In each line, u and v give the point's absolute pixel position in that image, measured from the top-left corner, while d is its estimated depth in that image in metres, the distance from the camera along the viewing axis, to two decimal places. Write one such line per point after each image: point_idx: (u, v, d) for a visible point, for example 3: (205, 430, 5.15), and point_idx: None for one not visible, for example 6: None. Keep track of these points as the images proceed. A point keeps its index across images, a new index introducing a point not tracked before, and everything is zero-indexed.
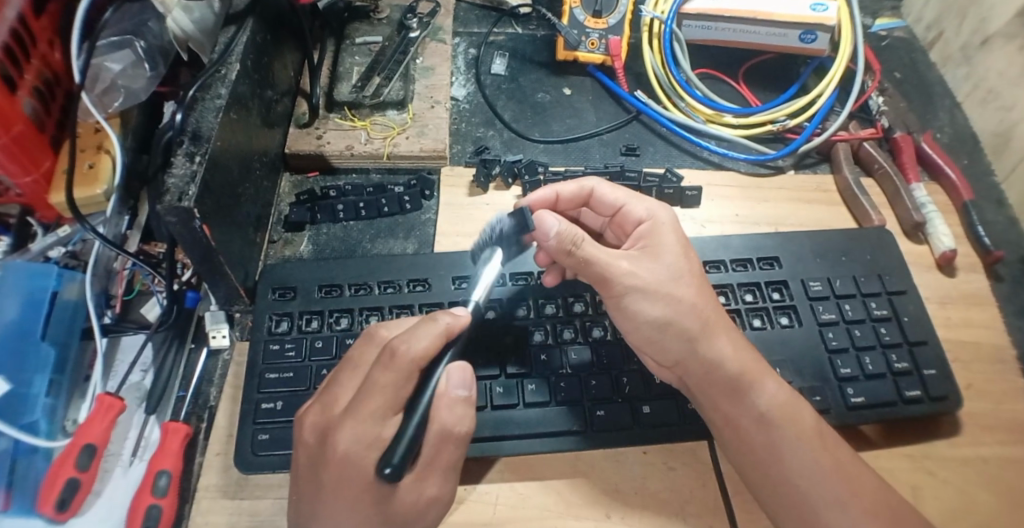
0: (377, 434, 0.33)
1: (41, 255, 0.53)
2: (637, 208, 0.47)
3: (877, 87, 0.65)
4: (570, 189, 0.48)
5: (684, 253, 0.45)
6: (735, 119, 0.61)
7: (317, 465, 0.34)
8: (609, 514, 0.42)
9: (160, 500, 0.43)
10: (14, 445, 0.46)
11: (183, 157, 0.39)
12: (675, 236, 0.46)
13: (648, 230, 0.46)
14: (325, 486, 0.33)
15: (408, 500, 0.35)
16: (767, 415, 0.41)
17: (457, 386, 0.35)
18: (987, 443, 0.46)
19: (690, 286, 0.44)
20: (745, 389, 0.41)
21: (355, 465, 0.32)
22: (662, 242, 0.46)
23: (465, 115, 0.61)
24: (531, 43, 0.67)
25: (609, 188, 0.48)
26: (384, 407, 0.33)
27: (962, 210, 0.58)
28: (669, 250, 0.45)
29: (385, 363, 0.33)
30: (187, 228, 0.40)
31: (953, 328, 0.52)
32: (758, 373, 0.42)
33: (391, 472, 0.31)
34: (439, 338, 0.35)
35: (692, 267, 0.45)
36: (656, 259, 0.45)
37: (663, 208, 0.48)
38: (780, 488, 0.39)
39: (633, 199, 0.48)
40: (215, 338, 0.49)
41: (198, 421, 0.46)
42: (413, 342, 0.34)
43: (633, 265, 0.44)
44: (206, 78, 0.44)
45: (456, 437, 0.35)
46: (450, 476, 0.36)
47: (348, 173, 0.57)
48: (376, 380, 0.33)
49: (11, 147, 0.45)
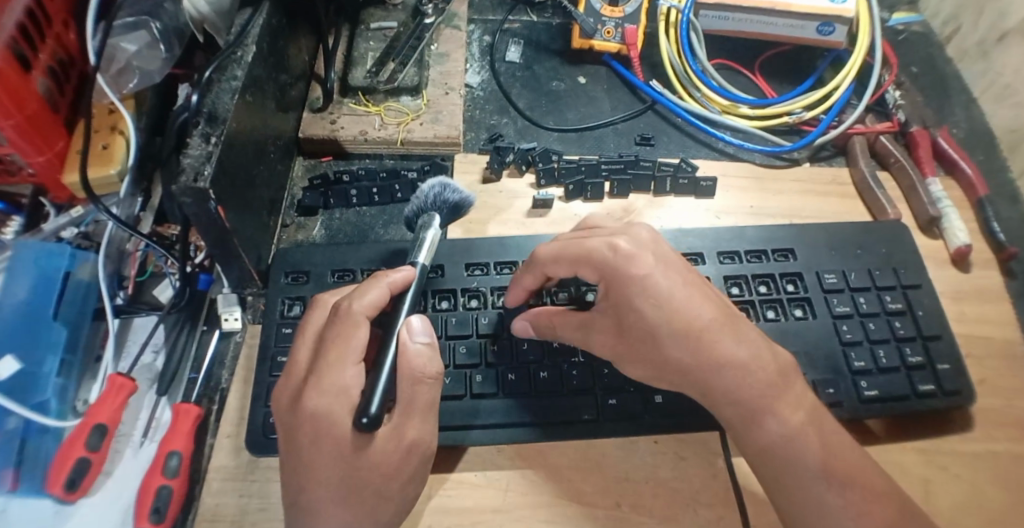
0: (340, 385, 0.36)
1: (54, 235, 0.53)
2: (593, 271, 0.40)
3: (894, 81, 0.64)
4: (526, 279, 0.43)
5: (653, 304, 0.38)
6: (751, 111, 0.60)
7: (292, 430, 0.36)
8: (619, 504, 0.42)
9: (171, 481, 0.43)
10: (23, 425, 0.46)
11: (199, 138, 0.39)
12: (636, 289, 0.38)
13: (608, 289, 0.40)
14: (305, 448, 0.35)
15: (388, 447, 0.36)
16: (789, 418, 0.39)
17: (417, 335, 0.38)
18: (998, 440, 0.46)
19: (676, 347, 0.39)
20: (764, 408, 0.39)
21: (328, 421, 0.35)
22: (625, 304, 0.39)
23: (479, 103, 0.61)
24: (546, 32, 0.66)
25: (552, 260, 0.41)
26: (341, 358, 0.36)
27: (977, 206, 0.57)
28: (644, 315, 0.39)
29: (336, 320, 0.38)
30: (202, 210, 0.40)
31: (967, 324, 0.51)
32: (779, 393, 0.39)
33: (369, 421, 0.34)
34: (384, 290, 0.40)
35: (668, 332, 0.39)
36: (624, 332, 0.40)
37: (612, 257, 0.39)
38: (794, 491, 0.38)
39: (580, 262, 0.40)
40: (227, 321, 0.48)
41: (209, 403, 0.46)
42: (361, 299, 0.38)
43: (603, 339, 0.42)
44: (222, 59, 0.44)
45: (426, 378, 0.37)
46: (429, 418, 0.38)
47: (362, 158, 0.57)
48: (331, 334, 0.37)
49: (24, 126, 0.45)
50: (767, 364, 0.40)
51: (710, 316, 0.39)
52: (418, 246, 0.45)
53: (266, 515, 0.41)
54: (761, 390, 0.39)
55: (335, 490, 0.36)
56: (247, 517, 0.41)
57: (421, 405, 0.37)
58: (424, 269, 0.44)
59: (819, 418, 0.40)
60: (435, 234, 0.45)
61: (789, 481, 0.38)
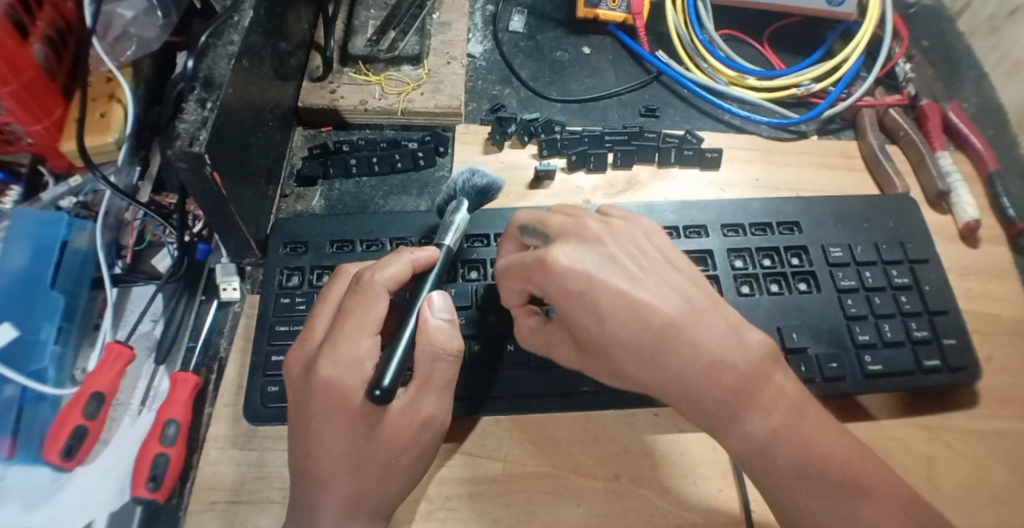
0: (356, 355, 0.35)
1: (53, 204, 0.53)
2: (536, 285, 0.37)
3: (905, 54, 0.63)
4: (510, 299, 0.41)
5: (594, 314, 0.35)
6: (758, 82, 0.59)
7: (303, 400, 0.36)
8: (619, 475, 0.41)
9: (168, 449, 0.43)
10: (20, 393, 0.46)
11: (195, 103, 0.38)
12: (574, 301, 0.35)
13: (555, 304, 0.37)
14: (316, 417, 0.35)
15: (402, 421, 0.36)
16: (769, 413, 0.35)
17: (439, 311, 0.37)
18: (1003, 417, 0.45)
19: (630, 363, 0.36)
20: (743, 406, 0.35)
21: (340, 391, 0.35)
22: (572, 319, 0.36)
23: (482, 73, 0.60)
24: (550, 1, 0.65)
25: (508, 279, 0.39)
26: (357, 328, 0.36)
27: (987, 181, 0.56)
28: (594, 329, 0.36)
29: (355, 290, 0.37)
30: (197, 175, 0.39)
31: (974, 300, 0.50)
32: (757, 390, 0.35)
33: (382, 394, 0.33)
34: (407, 264, 0.39)
35: (621, 346, 0.35)
36: (581, 344, 0.38)
37: (545, 270, 0.36)
38: None
39: (526, 278, 0.38)
40: (225, 291, 0.48)
41: (208, 372, 0.46)
42: (383, 271, 0.38)
43: (567, 351, 0.40)
44: (218, 24, 0.42)
45: (447, 355, 0.37)
46: (445, 395, 0.38)
47: (362, 129, 0.56)
48: (349, 305, 0.37)
49: (22, 94, 0.44)
50: (741, 360, 0.35)
51: (665, 318, 0.35)
52: (446, 229, 0.44)
53: (264, 483, 0.41)
54: (733, 393, 0.35)
55: (330, 456, 0.36)
56: (245, 486, 0.41)
57: (438, 383, 0.37)
58: (449, 251, 0.43)
59: None
60: (464, 217, 0.44)
61: None
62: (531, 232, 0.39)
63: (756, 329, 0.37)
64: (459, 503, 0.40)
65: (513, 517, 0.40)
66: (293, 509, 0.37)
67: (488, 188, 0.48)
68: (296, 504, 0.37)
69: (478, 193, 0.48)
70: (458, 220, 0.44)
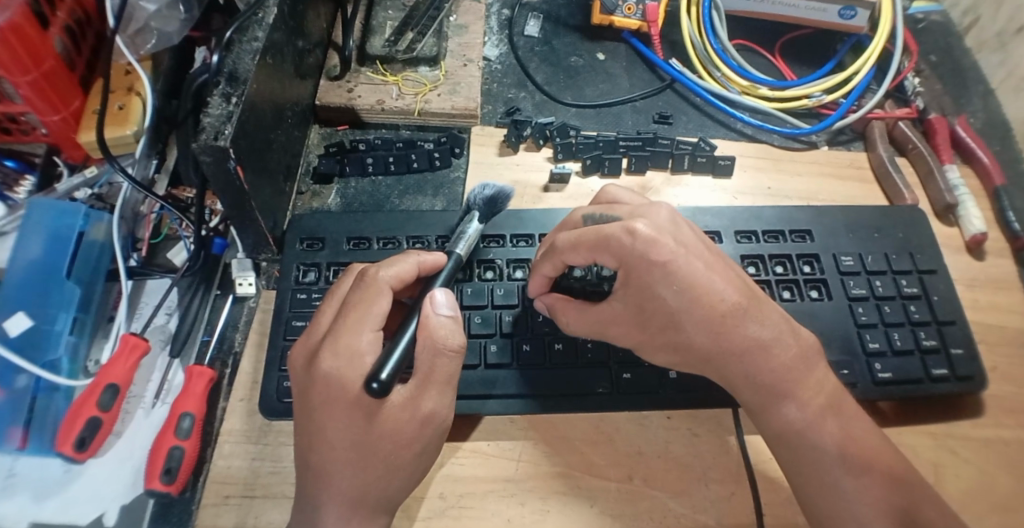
0: (356, 349, 0.35)
1: (68, 195, 0.53)
2: (606, 259, 0.39)
3: (914, 68, 0.64)
4: (547, 270, 0.41)
5: (674, 288, 0.38)
6: (770, 92, 0.60)
7: (306, 393, 0.36)
8: (632, 477, 0.42)
9: (183, 442, 0.42)
10: (33, 383, 0.46)
11: (220, 97, 0.38)
12: (658, 274, 0.38)
13: (628, 277, 0.39)
14: (319, 409, 0.36)
15: (402, 416, 0.36)
16: (807, 403, 0.39)
17: (441, 308, 0.36)
18: (1007, 426, 0.46)
19: (704, 332, 0.39)
20: (784, 391, 0.39)
21: (339, 384, 0.35)
22: (647, 292, 0.39)
23: (497, 76, 0.60)
24: (565, 7, 0.66)
25: (570, 248, 0.39)
26: (359, 322, 0.36)
27: (993, 195, 0.57)
28: (666, 302, 0.38)
29: (361, 285, 0.38)
30: (221, 169, 0.39)
31: (980, 311, 0.51)
32: (799, 378, 0.39)
33: (379, 386, 0.33)
34: (412, 267, 0.39)
35: (692, 318, 0.38)
36: (644, 319, 0.40)
37: (631, 243, 0.37)
38: (810, 472, 0.38)
39: (598, 249, 0.38)
40: (242, 286, 0.48)
41: (223, 366, 0.47)
42: (388, 268, 0.38)
43: (624, 330, 0.41)
44: (242, 20, 0.42)
45: (448, 350, 0.36)
46: (447, 392, 0.37)
47: (378, 128, 0.57)
48: (353, 299, 0.37)
49: (41, 84, 0.45)
50: (788, 347, 0.40)
51: (733, 300, 0.39)
52: (457, 239, 0.44)
53: (278, 478, 0.41)
54: (783, 373, 0.39)
55: (344, 453, 0.36)
56: (259, 480, 0.41)
57: (439, 379, 0.36)
58: (458, 260, 0.43)
59: (839, 402, 0.40)
60: (476, 230, 0.44)
61: (805, 461, 0.38)
62: (595, 217, 0.41)
63: (796, 326, 0.41)
64: (472, 500, 0.41)
65: (527, 515, 0.40)
66: (308, 503, 0.37)
67: (497, 198, 0.46)
68: (310, 500, 0.37)
69: (488, 205, 0.46)
70: (467, 233, 0.44)
